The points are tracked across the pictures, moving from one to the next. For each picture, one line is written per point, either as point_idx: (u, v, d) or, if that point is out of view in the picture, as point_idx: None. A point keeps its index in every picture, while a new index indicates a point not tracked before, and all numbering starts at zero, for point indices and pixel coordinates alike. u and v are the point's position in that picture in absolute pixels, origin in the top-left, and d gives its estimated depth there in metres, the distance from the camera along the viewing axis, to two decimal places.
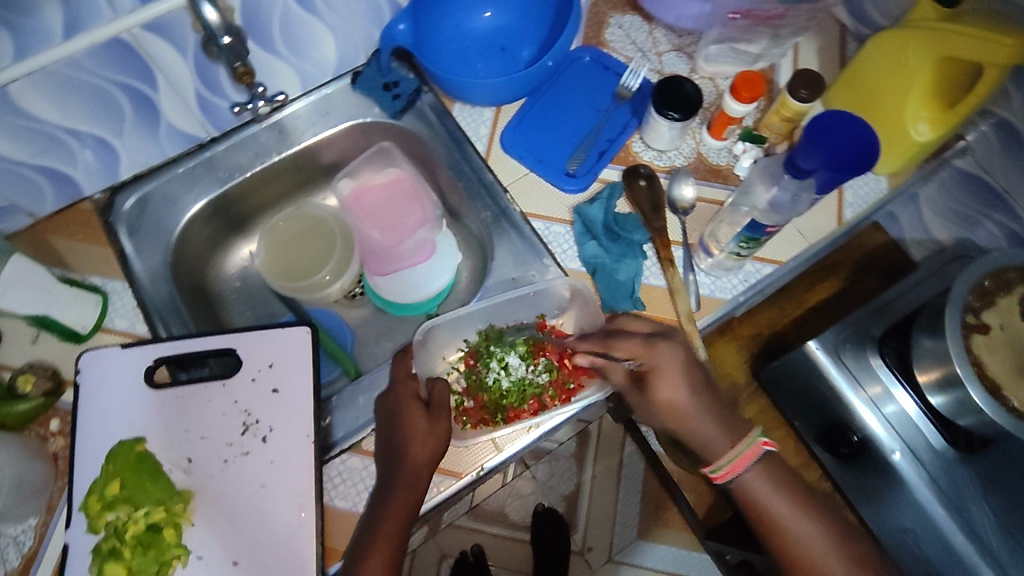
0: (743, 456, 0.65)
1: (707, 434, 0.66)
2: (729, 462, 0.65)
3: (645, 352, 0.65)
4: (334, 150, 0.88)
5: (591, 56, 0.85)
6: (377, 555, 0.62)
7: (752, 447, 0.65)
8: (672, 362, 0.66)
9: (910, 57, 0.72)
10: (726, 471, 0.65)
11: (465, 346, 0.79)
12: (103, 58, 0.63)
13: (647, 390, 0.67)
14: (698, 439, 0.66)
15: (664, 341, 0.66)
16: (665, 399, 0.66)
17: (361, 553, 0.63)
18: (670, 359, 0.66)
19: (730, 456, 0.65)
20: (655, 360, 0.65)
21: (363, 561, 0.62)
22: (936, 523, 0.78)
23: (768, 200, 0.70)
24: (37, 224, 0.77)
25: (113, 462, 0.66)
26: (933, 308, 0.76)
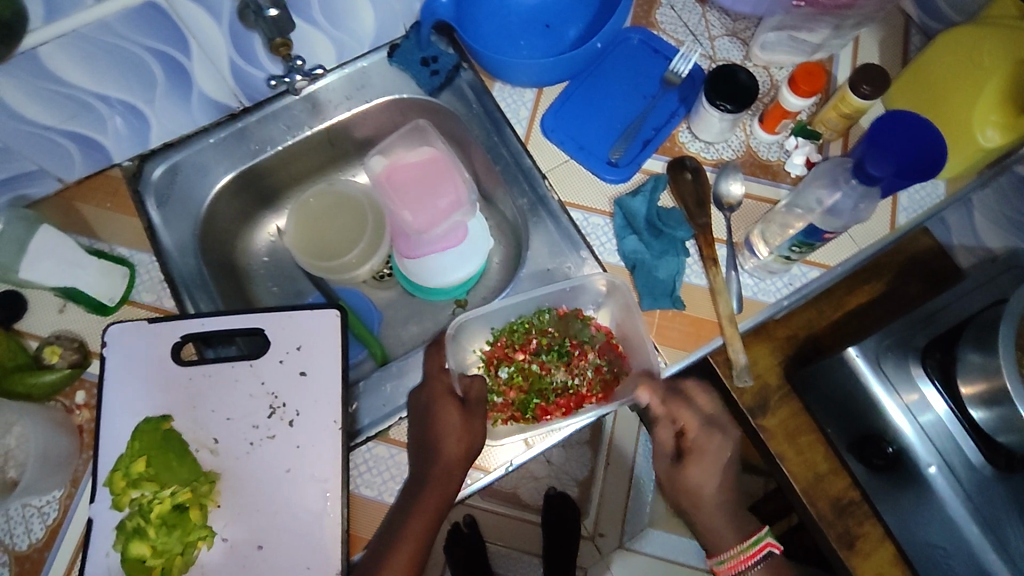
0: (747, 556, 0.71)
1: (717, 526, 0.72)
2: (739, 557, 0.71)
3: (699, 435, 0.69)
4: (368, 125, 0.85)
5: (640, 38, 0.81)
6: (403, 550, 0.63)
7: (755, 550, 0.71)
8: (715, 452, 0.70)
9: (984, 57, 0.69)
10: (732, 565, 0.71)
11: (494, 336, 0.77)
12: (136, 22, 0.60)
13: (680, 468, 0.71)
14: (711, 532, 0.72)
15: (717, 431, 0.71)
16: (695, 485, 0.71)
17: (383, 549, 0.63)
18: (716, 454, 0.70)
19: (737, 552, 0.71)
20: (705, 445, 0.70)
21: (388, 557, 0.63)
22: (967, 541, 0.74)
23: (828, 205, 0.69)
24: (65, 190, 0.76)
25: (139, 440, 0.64)
26: (988, 320, 0.68)
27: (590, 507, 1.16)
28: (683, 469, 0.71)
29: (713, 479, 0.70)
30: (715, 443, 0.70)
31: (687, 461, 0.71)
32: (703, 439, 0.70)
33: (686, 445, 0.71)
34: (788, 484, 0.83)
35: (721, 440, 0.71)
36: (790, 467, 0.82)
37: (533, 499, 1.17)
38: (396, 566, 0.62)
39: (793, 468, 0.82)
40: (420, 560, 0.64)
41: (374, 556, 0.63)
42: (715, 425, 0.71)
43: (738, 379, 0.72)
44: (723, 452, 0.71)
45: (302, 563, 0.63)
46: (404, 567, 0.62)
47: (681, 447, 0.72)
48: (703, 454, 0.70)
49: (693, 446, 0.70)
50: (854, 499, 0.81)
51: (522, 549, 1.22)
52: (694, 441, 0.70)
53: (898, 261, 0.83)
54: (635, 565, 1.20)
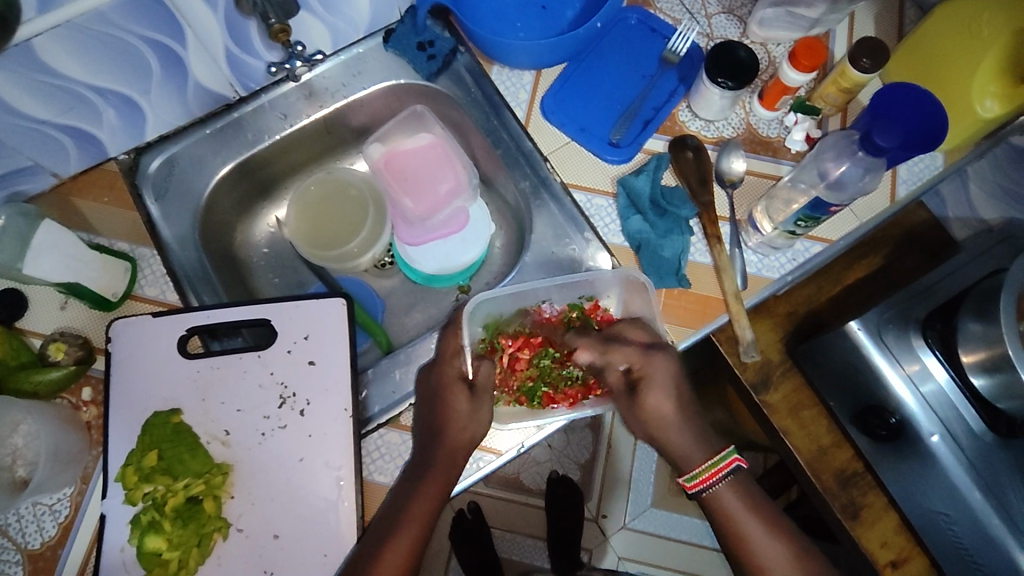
0: (716, 469, 0.64)
1: (685, 445, 0.65)
2: (705, 471, 0.64)
3: (643, 361, 0.65)
4: (365, 112, 0.85)
5: (638, 17, 0.80)
6: (405, 533, 0.61)
7: (725, 461, 0.64)
8: (662, 371, 0.65)
9: (984, 27, 0.70)
10: (703, 479, 0.64)
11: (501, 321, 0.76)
12: (131, 11, 0.59)
13: (636, 399, 0.66)
14: (676, 448, 0.65)
15: (661, 352, 0.66)
16: (655, 410, 0.65)
17: (383, 534, 0.62)
18: (665, 374, 0.65)
19: (707, 465, 0.64)
20: (651, 369, 0.65)
21: (390, 539, 0.61)
22: (970, 507, 0.74)
23: (834, 176, 0.70)
24: (61, 185, 0.75)
25: (149, 434, 0.64)
26: (989, 288, 0.68)
27: (593, 490, 1.19)
28: (640, 399, 0.66)
29: (668, 403, 0.65)
30: (666, 365, 0.65)
31: (642, 391, 0.65)
32: (649, 364, 0.65)
33: (636, 376, 0.66)
34: (792, 458, 0.84)
35: (672, 361, 0.65)
36: (794, 441, 0.84)
37: (536, 483, 1.19)
38: (397, 550, 0.60)
39: (796, 441, 0.84)
40: (420, 546, 0.62)
41: (374, 540, 0.61)
42: (658, 347, 0.66)
43: (744, 355, 0.76)
44: (671, 364, 0.65)
45: (318, 551, 0.63)
46: (406, 551, 0.61)
47: (631, 380, 0.67)
48: (657, 381, 0.65)
49: (643, 374, 0.65)
50: (857, 470, 0.83)
51: (527, 533, 1.21)
52: (642, 366, 0.65)
53: (895, 234, 0.84)
54: (639, 545, 1.21)
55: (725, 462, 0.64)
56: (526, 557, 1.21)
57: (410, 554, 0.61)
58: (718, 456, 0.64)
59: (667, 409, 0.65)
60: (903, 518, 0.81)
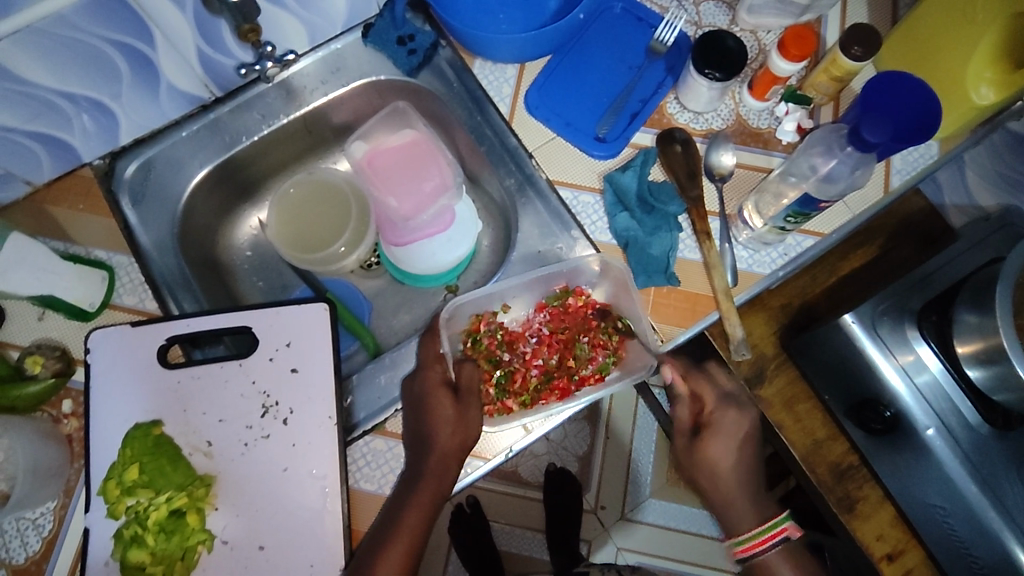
0: (764, 538, 0.66)
1: (739, 504, 0.68)
2: (755, 539, 0.66)
3: (717, 407, 0.69)
4: (346, 110, 0.83)
5: (623, 6, 0.78)
6: (398, 543, 0.62)
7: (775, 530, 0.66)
8: (727, 425, 0.68)
9: (978, 11, 0.67)
10: (752, 546, 0.67)
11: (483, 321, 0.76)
12: (95, 15, 0.57)
13: (698, 443, 0.68)
14: (733, 510, 0.68)
15: (733, 407, 0.69)
16: (714, 459, 0.68)
17: (378, 544, 0.62)
18: (733, 427, 0.69)
19: (754, 534, 0.67)
20: (718, 419, 0.69)
21: (384, 551, 0.61)
22: (966, 500, 0.73)
23: (823, 172, 0.69)
24: (35, 193, 0.73)
25: (130, 448, 0.63)
26: (985, 279, 0.67)
27: (592, 481, 1.17)
28: (700, 444, 0.68)
29: (729, 457, 0.68)
30: (733, 416, 0.69)
31: (707, 436, 0.68)
32: (722, 413, 0.69)
33: (704, 419, 0.69)
34: (787, 452, 0.83)
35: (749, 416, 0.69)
36: (789, 435, 0.82)
37: (534, 475, 1.18)
38: (391, 562, 0.61)
39: (791, 435, 0.82)
40: (415, 554, 0.63)
41: (366, 550, 0.62)
42: (733, 400, 0.70)
43: (737, 352, 0.73)
44: (741, 425, 0.69)
45: (305, 561, 0.63)
46: (399, 560, 0.61)
47: (699, 422, 0.70)
48: (725, 429, 0.68)
49: (713, 419, 0.69)
50: (852, 463, 0.82)
51: (524, 525, 1.20)
52: (713, 413, 0.69)
53: (890, 224, 0.82)
54: (638, 534, 1.19)
55: (775, 531, 0.66)
56: (527, 549, 1.20)
57: (402, 564, 0.62)
58: (767, 525, 0.66)
59: (727, 462, 0.68)
60: (899, 511, 0.80)
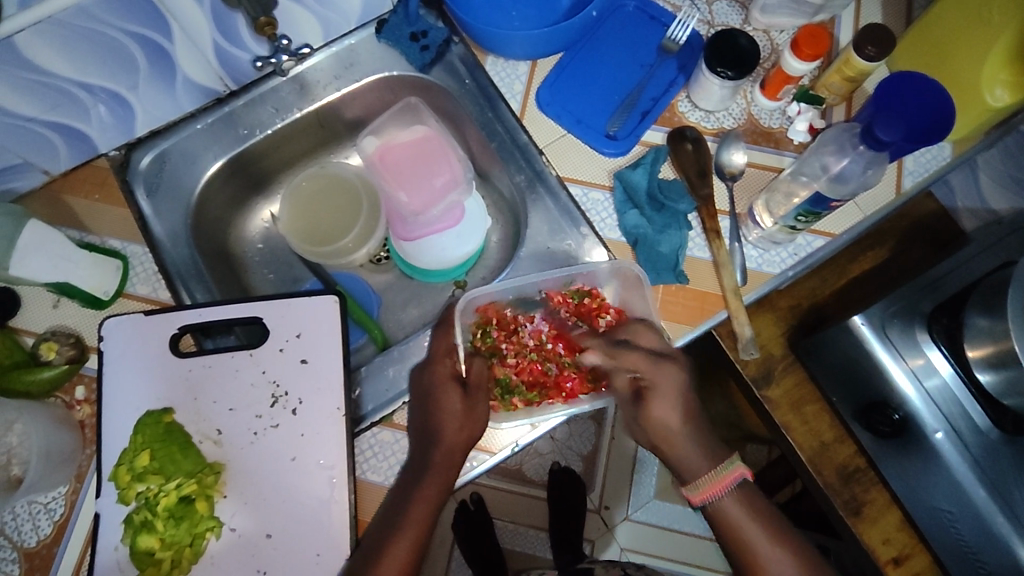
0: (721, 480, 0.64)
1: (688, 456, 0.65)
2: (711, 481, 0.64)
3: (653, 368, 0.65)
4: (358, 106, 0.84)
5: (636, 4, 0.78)
6: (405, 537, 0.62)
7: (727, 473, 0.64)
8: (670, 383, 0.65)
9: (995, 12, 0.67)
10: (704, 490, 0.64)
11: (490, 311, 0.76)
12: (113, 6, 0.57)
13: (642, 407, 0.66)
14: (679, 462, 0.65)
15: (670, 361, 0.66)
16: (659, 421, 0.65)
17: (385, 535, 0.62)
18: (672, 386, 0.65)
19: (709, 476, 0.64)
20: (658, 378, 0.65)
21: (391, 543, 0.61)
22: (974, 505, 0.73)
23: (835, 171, 0.69)
24: (52, 182, 0.74)
25: (141, 434, 0.64)
26: (996, 282, 0.66)
27: (595, 480, 1.17)
28: (644, 406, 0.66)
29: (675, 414, 0.65)
30: (674, 373, 0.65)
31: (647, 398, 0.66)
32: (657, 372, 0.65)
33: (643, 384, 0.66)
34: (793, 453, 0.82)
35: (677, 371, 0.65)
36: (795, 437, 0.82)
37: (539, 474, 1.16)
38: (398, 553, 0.61)
39: (797, 437, 0.82)
40: (421, 548, 0.62)
41: (373, 542, 0.62)
42: (666, 357, 0.66)
43: (744, 351, 0.73)
44: (678, 379, 0.65)
45: (311, 551, 0.63)
46: (404, 554, 0.61)
47: (638, 388, 0.67)
48: (663, 390, 0.65)
49: (650, 380, 0.65)
50: (859, 466, 0.81)
51: (529, 524, 1.20)
52: (650, 375, 0.65)
53: (901, 226, 0.82)
54: (640, 535, 1.20)
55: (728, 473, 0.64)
56: (530, 547, 1.21)
57: (409, 556, 0.62)
58: (720, 467, 0.64)
59: (674, 421, 0.65)
60: (906, 515, 0.79)
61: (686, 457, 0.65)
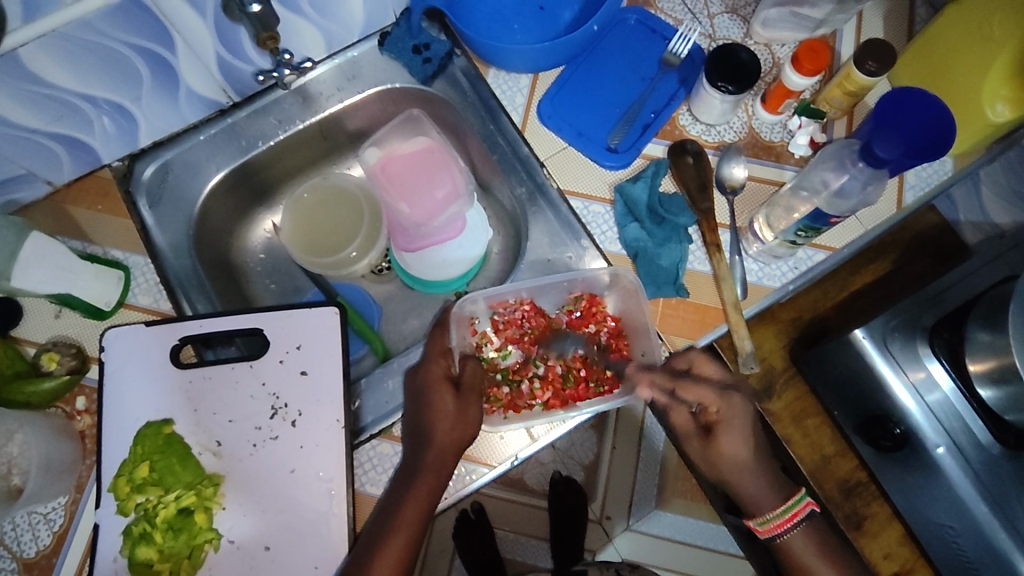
0: (791, 514, 0.65)
1: (757, 489, 0.66)
2: (782, 516, 0.66)
3: (721, 405, 0.64)
4: (359, 117, 0.84)
5: (637, 17, 0.79)
6: (397, 538, 0.62)
7: (795, 509, 0.65)
8: (741, 416, 0.65)
9: (995, 27, 0.67)
10: (775, 525, 0.65)
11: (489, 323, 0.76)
12: (119, 20, 0.58)
13: (711, 441, 0.65)
14: (751, 495, 0.66)
15: (736, 393, 0.65)
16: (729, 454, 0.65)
17: (376, 537, 0.62)
18: (742, 416, 0.65)
19: (779, 511, 0.66)
20: (730, 412, 0.64)
21: (381, 546, 0.61)
22: (977, 522, 0.72)
23: (836, 187, 0.68)
24: (56, 192, 0.75)
25: (141, 445, 0.64)
26: (999, 297, 0.66)
27: (597, 491, 1.15)
28: (714, 442, 0.65)
29: (742, 448, 0.64)
30: (743, 408, 0.65)
31: (715, 433, 0.65)
32: (725, 407, 0.64)
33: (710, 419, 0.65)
34: (795, 466, 0.82)
35: (742, 402, 0.65)
36: (796, 450, 0.82)
37: (539, 483, 1.19)
38: (389, 555, 0.61)
39: (798, 451, 0.82)
40: (413, 549, 0.62)
41: (367, 543, 0.62)
42: (734, 388, 0.65)
43: (743, 365, 0.73)
44: (748, 409, 0.65)
45: (309, 562, 0.63)
46: (396, 555, 0.61)
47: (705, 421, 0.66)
48: (730, 423, 0.65)
49: (720, 417, 0.65)
50: (861, 480, 0.81)
51: (532, 534, 1.19)
52: (720, 411, 0.64)
53: (904, 239, 0.82)
54: (643, 546, 1.19)
55: (797, 507, 0.66)
56: (531, 557, 1.20)
57: (400, 558, 0.61)
58: (789, 502, 0.66)
59: (743, 455, 0.65)
60: (908, 531, 0.78)
61: (757, 494, 0.66)
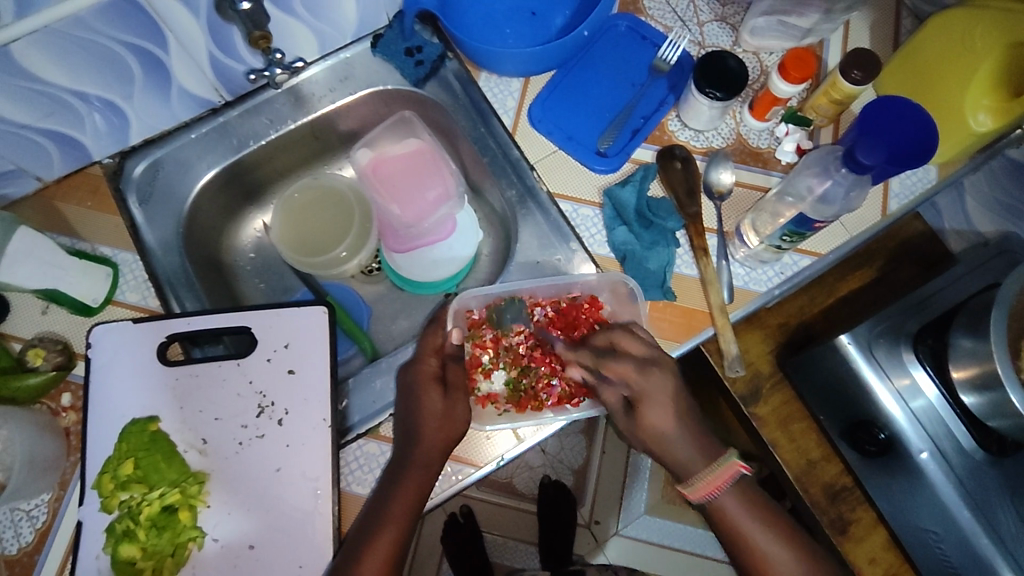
0: (716, 479, 0.62)
1: (685, 454, 0.63)
2: (706, 479, 0.62)
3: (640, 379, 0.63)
4: (353, 118, 0.84)
5: (628, 24, 0.80)
6: (386, 532, 0.62)
7: (725, 467, 0.63)
8: (662, 390, 0.63)
9: (976, 40, 0.69)
10: (705, 489, 0.62)
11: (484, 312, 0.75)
12: (110, 17, 0.58)
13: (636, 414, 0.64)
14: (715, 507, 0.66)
15: (657, 369, 0.63)
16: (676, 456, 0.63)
17: (367, 533, 0.62)
18: (661, 389, 0.63)
19: (706, 477, 0.62)
20: (649, 387, 0.63)
21: (372, 541, 0.61)
22: (960, 528, 0.72)
23: (819, 192, 0.69)
24: (44, 189, 0.75)
25: (126, 443, 0.64)
26: (981, 304, 0.66)
27: (586, 494, 1.18)
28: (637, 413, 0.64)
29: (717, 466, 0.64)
30: (663, 381, 0.63)
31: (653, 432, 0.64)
32: (645, 383, 0.63)
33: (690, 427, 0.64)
34: (781, 471, 0.82)
35: (671, 378, 0.64)
36: (783, 455, 0.82)
37: (529, 487, 1.19)
38: (378, 553, 0.61)
39: (785, 455, 0.82)
40: (402, 544, 0.63)
41: (355, 540, 0.62)
42: (654, 364, 0.64)
43: (729, 368, 0.74)
44: (668, 383, 0.63)
45: (294, 562, 0.63)
46: (387, 549, 0.61)
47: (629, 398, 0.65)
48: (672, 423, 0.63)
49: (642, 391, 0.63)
50: (847, 485, 0.81)
51: (519, 538, 1.20)
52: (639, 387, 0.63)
53: (889, 246, 0.83)
54: (631, 551, 1.18)
55: (726, 468, 0.63)
56: (519, 562, 1.20)
57: (388, 556, 0.61)
58: (719, 461, 0.63)
59: (667, 426, 0.63)
60: (892, 535, 0.79)
61: (684, 454, 0.63)
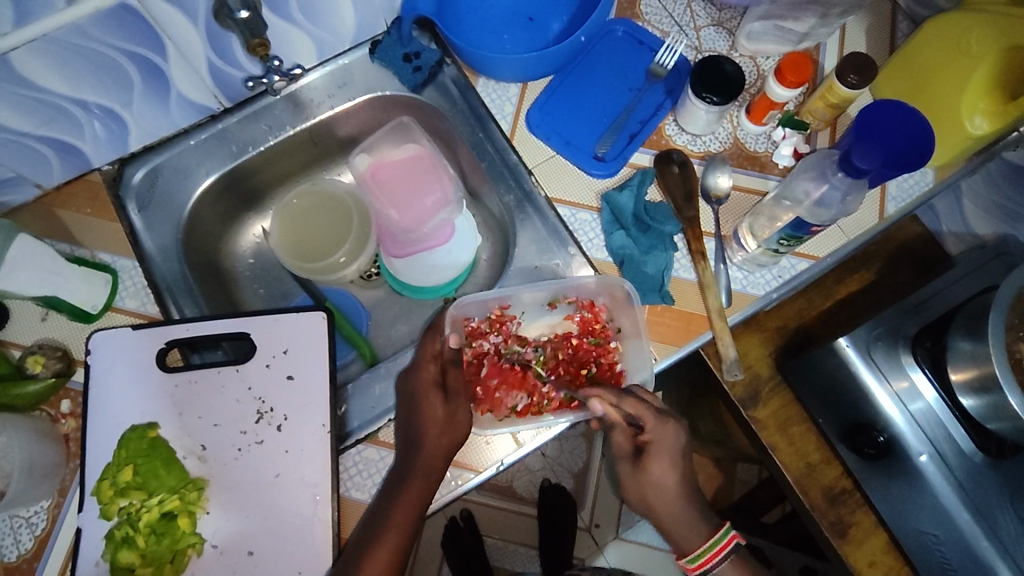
0: (716, 549, 0.66)
1: (684, 524, 0.67)
2: (708, 552, 0.66)
3: (655, 428, 0.65)
4: (351, 123, 0.84)
5: (624, 30, 0.80)
6: (388, 539, 0.62)
7: (722, 542, 0.66)
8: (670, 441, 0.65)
9: (972, 44, 0.69)
10: (704, 561, 0.66)
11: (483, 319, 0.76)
12: (109, 25, 0.58)
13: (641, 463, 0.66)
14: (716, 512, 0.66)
15: (670, 418, 0.66)
16: (656, 483, 0.66)
17: (368, 539, 0.62)
18: (671, 443, 0.66)
19: (708, 546, 0.66)
20: (658, 437, 0.65)
21: (375, 546, 0.61)
22: (960, 530, 0.72)
23: (816, 197, 0.68)
24: (44, 196, 0.75)
25: (125, 449, 0.64)
26: (979, 307, 0.67)
27: (586, 498, 1.18)
28: (642, 468, 0.66)
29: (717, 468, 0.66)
30: (671, 434, 0.65)
31: (646, 459, 0.66)
32: (659, 431, 0.65)
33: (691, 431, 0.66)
34: (780, 475, 0.82)
35: (674, 431, 0.66)
36: (782, 458, 0.82)
37: (529, 491, 1.19)
38: (380, 558, 0.61)
39: (785, 459, 0.82)
40: (404, 550, 0.63)
41: (357, 547, 0.62)
42: (667, 415, 0.66)
43: (728, 372, 0.74)
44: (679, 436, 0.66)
45: (293, 567, 0.63)
46: (389, 554, 0.62)
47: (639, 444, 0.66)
48: (661, 448, 0.65)
49: (651, 439, 0.65)
50: (846, 488, 0.81)
51: (520, 542, 1.19)
52: (650, 432, 0.65)
53: (888, 249, 0.83)
54: (631, 556, 1.19)
55: (723, 542, 0.66)
56: (519, 566, 1.19)
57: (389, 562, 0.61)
58: (715, 537, 0.66)
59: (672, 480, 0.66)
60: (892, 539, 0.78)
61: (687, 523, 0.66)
